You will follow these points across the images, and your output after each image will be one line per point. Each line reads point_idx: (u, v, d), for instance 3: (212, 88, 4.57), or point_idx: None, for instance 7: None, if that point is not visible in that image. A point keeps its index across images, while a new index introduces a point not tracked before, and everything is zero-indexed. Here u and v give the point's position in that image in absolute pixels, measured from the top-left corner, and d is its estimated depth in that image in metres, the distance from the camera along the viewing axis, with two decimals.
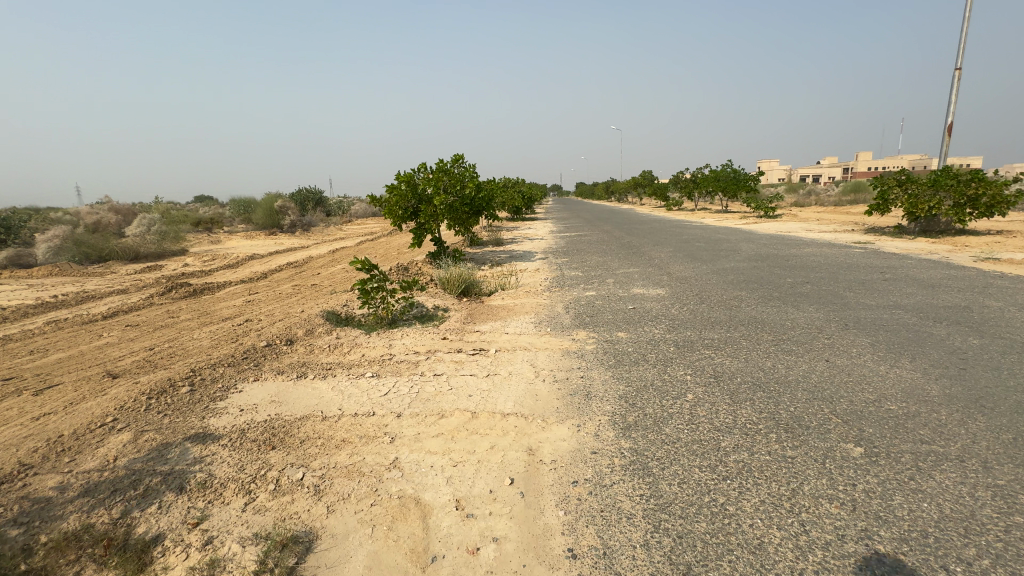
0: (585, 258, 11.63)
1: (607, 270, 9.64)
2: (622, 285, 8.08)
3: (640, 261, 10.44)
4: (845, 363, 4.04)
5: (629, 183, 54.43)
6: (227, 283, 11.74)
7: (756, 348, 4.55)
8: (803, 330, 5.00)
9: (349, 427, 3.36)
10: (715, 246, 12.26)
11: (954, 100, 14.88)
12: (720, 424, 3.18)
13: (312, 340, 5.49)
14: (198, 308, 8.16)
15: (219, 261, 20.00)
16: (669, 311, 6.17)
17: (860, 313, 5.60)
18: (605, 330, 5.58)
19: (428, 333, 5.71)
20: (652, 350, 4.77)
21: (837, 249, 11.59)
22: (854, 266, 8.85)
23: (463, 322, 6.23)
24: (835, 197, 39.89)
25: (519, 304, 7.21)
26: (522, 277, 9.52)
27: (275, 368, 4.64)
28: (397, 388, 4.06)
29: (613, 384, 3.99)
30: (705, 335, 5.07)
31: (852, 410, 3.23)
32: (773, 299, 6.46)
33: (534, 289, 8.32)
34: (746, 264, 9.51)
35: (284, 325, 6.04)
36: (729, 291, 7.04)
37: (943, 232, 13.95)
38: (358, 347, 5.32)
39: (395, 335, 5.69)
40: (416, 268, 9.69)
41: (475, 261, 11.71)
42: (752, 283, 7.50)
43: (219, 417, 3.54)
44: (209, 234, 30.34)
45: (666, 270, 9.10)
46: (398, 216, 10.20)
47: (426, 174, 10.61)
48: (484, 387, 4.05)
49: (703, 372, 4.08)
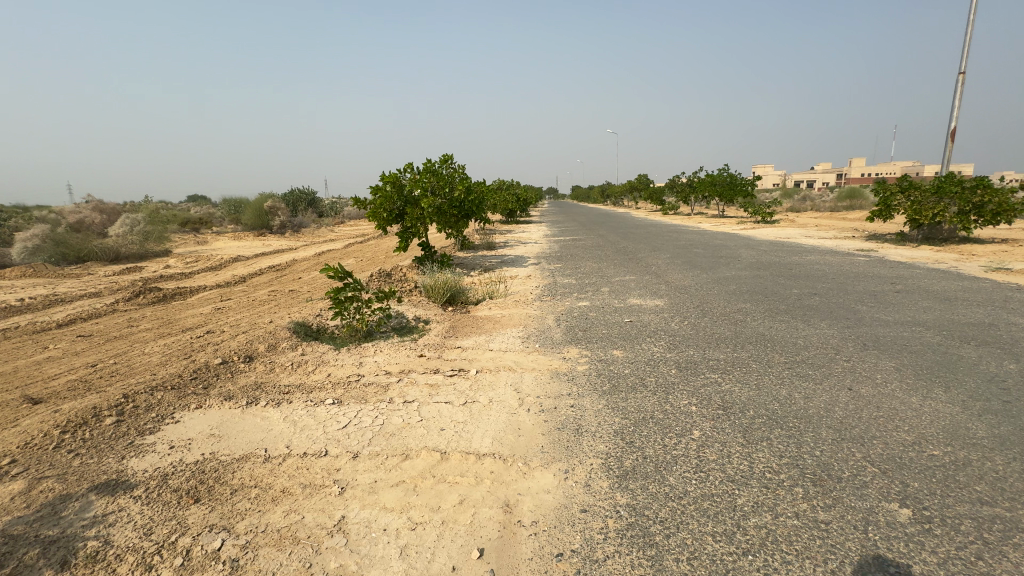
0: (579, 264, 11.15)
1: (602, 278, 9.15)
2: (618, 295, 7.59)
3: (636, 269, 9.96)
4: (872, 393, 3.54)
5: (625, 187, 54.17)
6: (202, 288, 11.14)
7: (767, 372, 4.04)
8: (818, 351, 4.51)
9: (294, 472, 2.82)
10: (714, 253, 11.83)
11: (957, 105, 14.55)
12: (734, 473, 2.67)
13: (274, 357, 4.95)
14: (162, 316, 7.57)
15: (202, 263, 19.33)
16: (668, 326, 5.67)
17: (877, 330, 5.13)
18: (599, 347, 5.07)
19: (404, 350, 5.17)
20: (652, 373, 4.26)
21: (840, 257, 11.18)
22: (860, 276, 8.42)
23: (444, 336, 5.70)
24: (831, 202, 39.67)
25: (506, 315, 6.69)
26: (512, 284, 9.00)
27: (225, 391, 4.09)
28: (359, 419, 3.52)
29: (607, 417, 3.47)
30: (710, 355, 4.58)
31: (889, 456, 2.73)
32: (780, 312, 5.98)
33: (524, 298, 7.80)
34: (747, 272, 9.07)
35: (246, 338, 5.48)
36: (732, 303, 6.56)
37: (946, 239, 13.58)
38: (324, 365, 4.78)
39: (368, 351, 5.16)
40: (400, 275, 9.16)
41: (464, 266, 11.19)
42: (756, 294, 7.03)
43: (141, 458, 2.99)
44: (196, 234, 29.61)
45: (664, 279, 8.63)
46: (382, 219, 9.64)
47: (413, 175, 10.08)
48: (460, 419, 3.52)
49: (709, 402, 3.57)
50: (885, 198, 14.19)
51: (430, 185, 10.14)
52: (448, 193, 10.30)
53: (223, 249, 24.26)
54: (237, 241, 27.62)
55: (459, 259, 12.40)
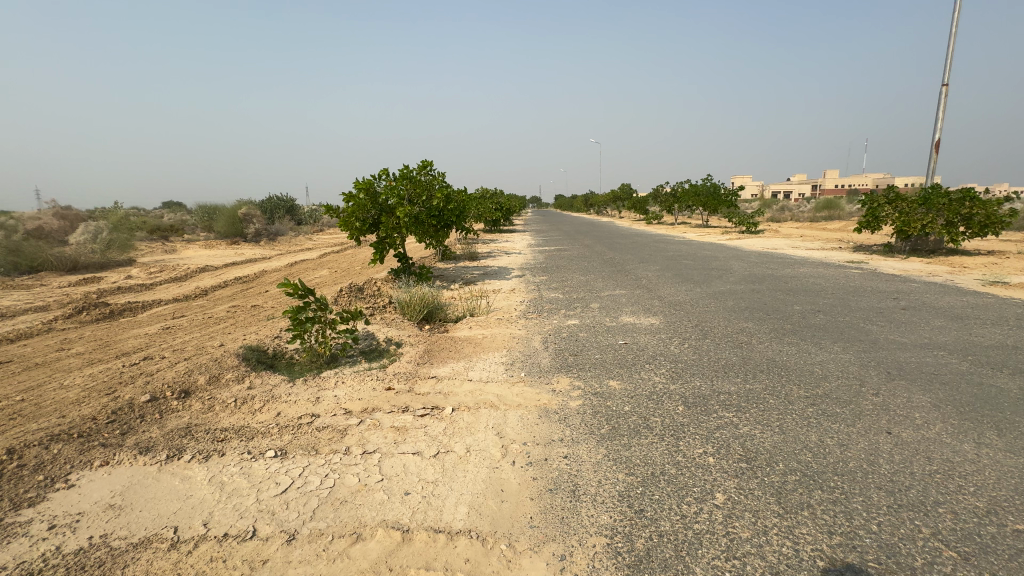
0: (566, 277, 10.60)
1: (591, 292, 8.60)
2: (609, 312, 7.03)
3: (626, 282, 9.45)
4: (918, 440, 3.01)
5: (609, 197, 54.32)
6: (158, 302, 10.24)
7: (789, 411, 3.49)
8: (841, 382, 3.99)
9: (204, 568, 2.14)
10: (704, 265, 11.43)
11: (940, 117, 14.55)
12: (777, 561, 2.09)
13: (216, 391, 4.22)
14: (100, 337, 6.72)
15: (166, 274, 18.23)
16: (667, 350, 5.11)
17: (897, 355, 4.65)
18: (593, 377, 4.46)
19: (369, 381, 4.49)
20: (656, 411, 3.67)
21: (833, 269, 10.89)
22: (860, 291, 8.04)
23: (418, 363, 5.02)
24: (811, 213, 40.17)
25: (488, 336, 6.05)
26: (495, 299, 8.39)
27: (144, 440, 3.36)
28: (304, 479, 2.85)
29: (609, 473, 2.87)
30: (720, 387, 4.02)
31: (966, 534, 2.18)
32: (786, 333, 5.49)
33: (508, 315, 7.19)
34: (742, 285, 8.65)
35: (187, 367, 4.73)
36: (732, 321, 6.07)
37: (934, 251, 13.46)
38: (274, 402, 4.07)
39: (327, 383, 4.46)
40: (373, 289, 8.45)
41: (444, 279, 10.53)
42: (757, 312, 6.56)
43: (3, 549, 2.27)
44: (165, 242, 28.27)
45: (657, 293, 8.13)
46: (355, 229, 8.96)
47: (388, 182, 9.41)
48: (429, 477, 2.87)
49: (729, 452, 2.99)
50: (872, 209, 14.03)
51: (407, 192, 9.50)
52: (426, 201, 9.65)
53: (192, 258, 23.14)
54: (208, 250, 26.42)
55: (439, 271, 11.73)
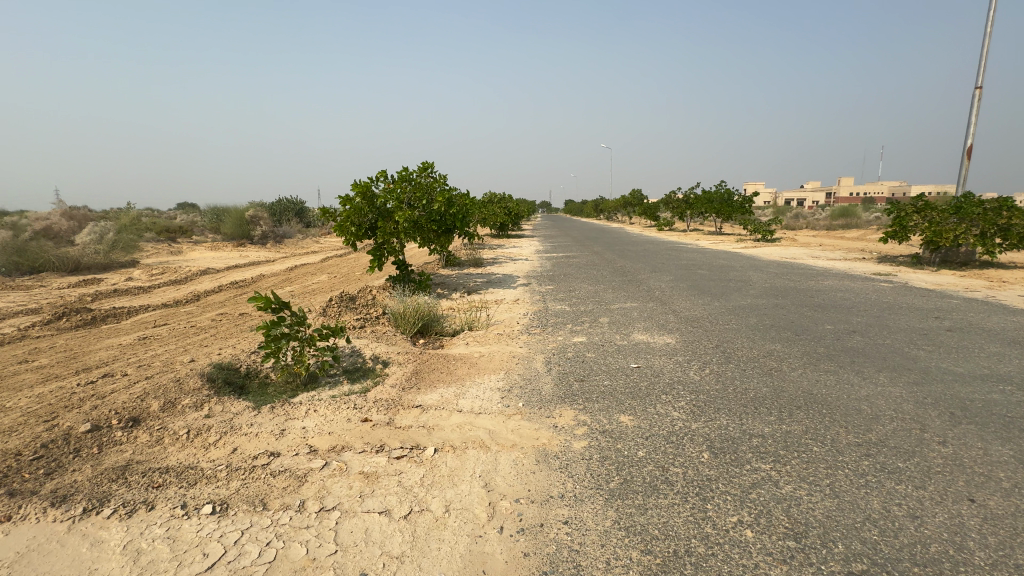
0: (573, 286, 10.01)
1: (600, 304, 8.02)
2: (619, 328, 6.42)
3: (638, 293, 8.84)
4: (1015, 515, 2.38)
5: (619, 202, 53.68)
6: (147, 307, 9.82)
7: (841, 466, 2.86)
8: (896, 425, 3.35)
9: None
10: (721, 275, 10.77)
11: (973, 122, 13.77)
12: None
13: (168, 420, 3.70)
14: (71, 347, 6.25)
15: (166, 276, 17.90)
16: (686, 377, 4.49)
17: (957, 390, 3.99)
18: (601, 411, 3.86)
19: (345, 410, 3.93)
20: (677, 459, 3.07)
21: (860, 282, 10.18)
22: (895, 307, 7.37)
23: (404, 387, 4.46)
24: (826, 220, 39.06)
25: (486, 355, 5.48)
26: (497, 311, 7.82)
27: (65, 486, 2.82)
28: (239, 549, 2.29)
29: (621, 551, 2.27)
30: (752, 428, 3.41)
31: None
32: (822, 359, 4.84)
33: (509, 330, 6.60)
34: (764, 300, 8.01)
35: (144, 389, 4.21)
36: (758, 343, 5.44)
37: (965, 263, 12.68)
38: (233, 435, 3.54)
39: (298, 412, 3.91)
40: (367, 298, 7.93)
41: (445, 288, 9.99)
42: (785, 332, 5.91)
43: None
44: (171, 243, 28.13)
45: (671, 307, 7.53)
46: (351, 233, 8.43)
47: (386, 184, 8.88)
48: (395, 550, 2.30)
49: (772, 526, 2.38)
50: (899, 218, 13.28)
51: (406, 196, 8.98)
52: (427, 205, 9.13)
53: (196, 260, 22.92)
54: (213, 252, 26.19)
55: (441, 278, 11.19)
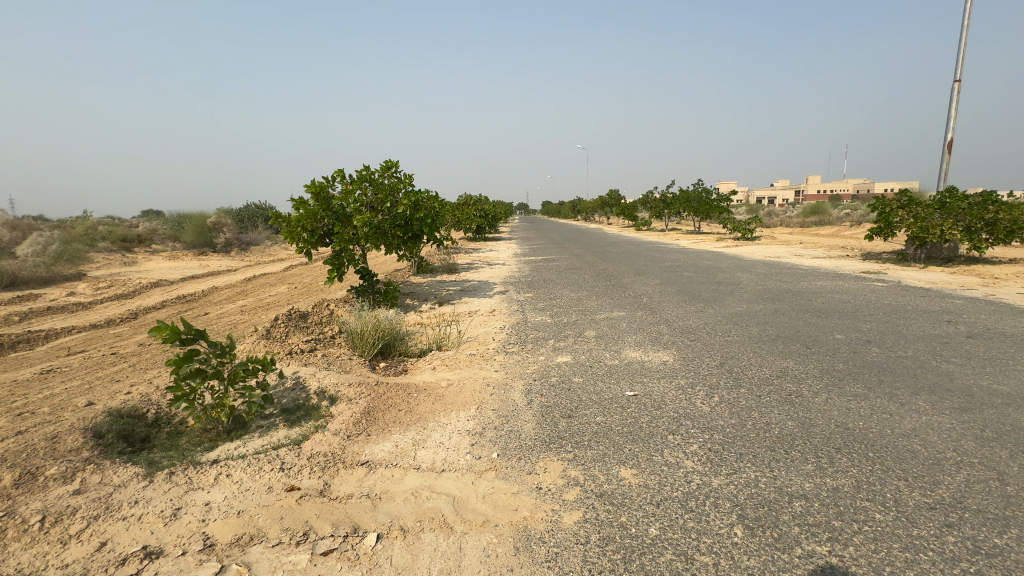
0: (554, 293, 9.27)
1: (585, 314, 7.27)
2: (608, 344, 5.65)
3: (624, 300, 8.13)
4: None
5: (597, 203, 53.59)
6: (73, 329, 8.61)
7: (925, 551, 2.12)
8: (968, 474, 2.66)
9: None
10: (710, 277, 10.17)
11: (952, 116, 13.60)
12: None
13: (21, 501, 2.72)
14: None
15: (113, 290, 16.45)
16: (695, 409, 3.74)
17: (1017, 417, 3.35)
18: (596, 462, 3.07)
19: (267, 473, 3.04)
20: (705, 540, 2.29)
21: (853, 282, 9.74)
22: (900, 310, 6.84)
23: (350, 433, 3.59)
24: (800, 218, 39.42)
25: (455, 383, 4.63)
26: (469, 325, 6.99)
27: None
28: None
29: None
30: (792, 486, 2.66)
31: None
32: (845, 379, 4.17)
33: (483, 349, 5.78)
34: (761, 304, 7.39)
35: (5, 450, 3.22)
36: (768, 360, 4.75)
37: (949, 259, 12.46)
38: (108, 521, 2.60)
39: (207, 479, 3.01)
40: (322, 316, 6.99)
41: (414, 299, 9.11)
42: (793, 344, 5.24)
43: None
44: (125, 253, 26.34)
45: (663, 316, 6.82)
46: (304, 240, 7.46)
47: (344, 185, 7.92)
48: None
49: None
50: (884, 214, 12.97)
51: (367, 198, 8.05)
52: (391, 208, 8.21)
53: (151, 271, 21.36)
54: (170, 262, 24.58)
55: (410, 287, 10.28)
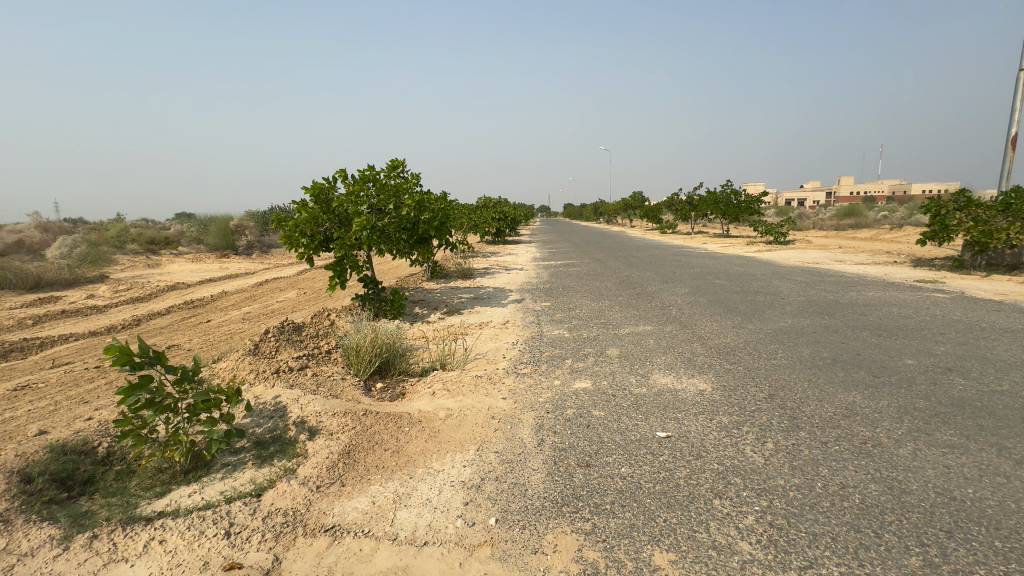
0: (573, 303, 8.56)
1: (607, 328, 6.53)
2: (633, 367, 4.91)
3: (651, 312, 7.37)
4: None
5: (619, 205, 52.54)
6: (73, 336, 8.31)
7: None
8: None
9: None
10: (745, 286, 9.30)
11: (1017, 109, 12.34)
12: None
13: None
14: None
15: (132, 292, 16.42)
16: (746, 462, 2.99)
17: None
18: (622, 539, 2.37)
19: (208, 540, 2.44)
20: None
21: (909, 292, 8.74)
22: (977, 327, 5.89)
23: (321, 482, 2.97)
24: (834, 220, 37.63)
25: (454, 414, 3.98)
26: (479, 339, 6.35)
27: None
28: None
29: None
30: None
31: None
32: (934, 423, 3.35)
33: (491, 370, 5.12)
34: (809, 319, 6.54)
35: None
36: (829, 394, 3.95)
37: (1014, 266, 11.25)
38: None
39: (136, 547, 2.42)
40: (320, 327, 6.45)
41: (422, 308, 8.51)
42: (856, 372, 4.42)
43: None
44: (149, 255, 26.66)
45: (697, 332, 6.05)
46: (304, 246, 6.95)
47: (347, 186, 7.38)
48: None
49: None
50: (939, 217, 11.82)
51: (371, 200, 7.52)
52: (396, 210, 7.66)
53: (173, 273, 21.50)
54: (192, 264, 24.73)
55: (420, 295, 9.70)
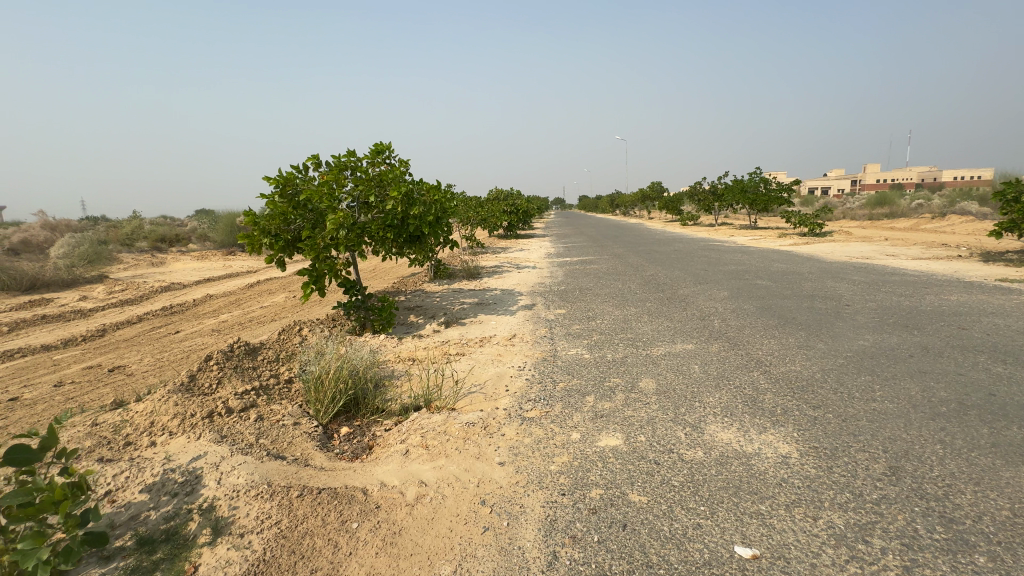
0: (593, 310, 7.27)
1: (637, 348, 5.22)
2: (678, 411, 3.63)
3: (689, 324, 6.04)
4: None
5: (637, 197, 50.68)
6: (24, 352, 7.32)
7: None
8: None
9: None
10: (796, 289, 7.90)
11: None
12: None
13: None
14: None
15: (127, 293, 15.63)
16: None
17: None
18: None
19: None
20: None
21: (1002, 295, 7.21)
22: None
23: None
24: (868, 209, 35.35)
25: (428, 496, 2.76)
26: (476, 362, 5.12)
27: None
28: None
29: None
30: None
31: None
32: None
33: (489, 411, 3.89)
34: (895, 335, 5.15)
35: None
36: (989, 475, 2.61)
37: None
38: None
39: None
40: (286, 350, 5.29)
41: (417, 317, 7.33)
42: (1008, 429, 3.07)
43: None
44: (157, 253, 26.05)
45: (754, 356, 4.71)
46: (268, 247, 5.80)
47: (320, 175, 6.18)
48: None
49: None
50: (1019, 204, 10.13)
51: (351, 192, 6.35)
52: (382, 203, 6.50)
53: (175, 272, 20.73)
54: (197, 262, 24.03)
55: (417, 300, 8.52)
